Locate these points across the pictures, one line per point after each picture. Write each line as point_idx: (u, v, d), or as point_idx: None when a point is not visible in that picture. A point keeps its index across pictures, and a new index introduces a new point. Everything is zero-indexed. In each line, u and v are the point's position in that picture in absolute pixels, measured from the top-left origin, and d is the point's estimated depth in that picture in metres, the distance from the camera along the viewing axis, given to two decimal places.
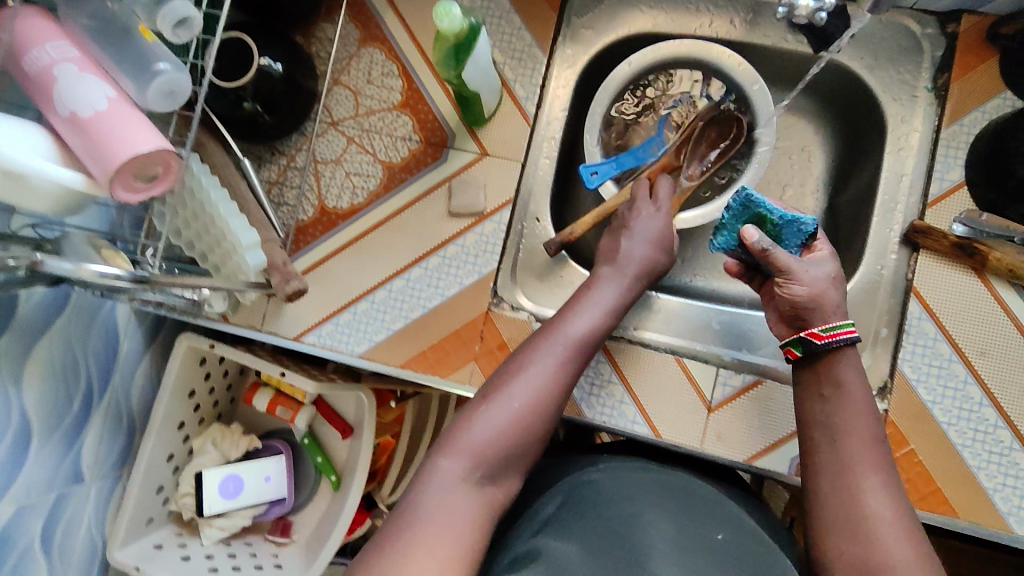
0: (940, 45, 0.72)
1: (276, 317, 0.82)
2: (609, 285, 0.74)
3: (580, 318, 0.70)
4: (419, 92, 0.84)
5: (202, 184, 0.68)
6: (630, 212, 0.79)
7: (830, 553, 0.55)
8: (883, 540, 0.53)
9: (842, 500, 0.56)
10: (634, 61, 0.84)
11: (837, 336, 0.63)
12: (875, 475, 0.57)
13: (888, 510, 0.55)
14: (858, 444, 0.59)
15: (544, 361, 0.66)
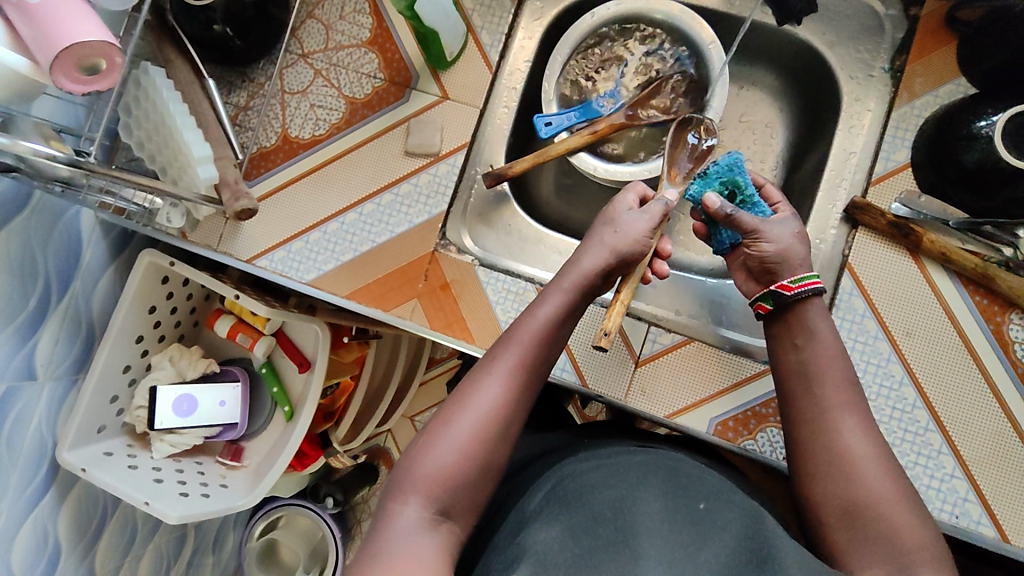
0: (902, 28, 0.76)
1: (232, 238, 0.80)
2: (576, 266, 0.62)
3: (540, 310, 0.60)
4: (388, 31, 0.81)
5: (162, 97, 0.72)
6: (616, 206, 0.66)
7: (811, 491, 0.57)
8: (868, 479, 0.55)
9: (823, 441, 0.57)
10: (597, 13, 0.78)
11: (809, 286, 0.61)
12: (853, 417, 0.58)
13: (869, 450, 0.56)
14: (836, 384, 0.59)
15: (499, 371, 0.57)
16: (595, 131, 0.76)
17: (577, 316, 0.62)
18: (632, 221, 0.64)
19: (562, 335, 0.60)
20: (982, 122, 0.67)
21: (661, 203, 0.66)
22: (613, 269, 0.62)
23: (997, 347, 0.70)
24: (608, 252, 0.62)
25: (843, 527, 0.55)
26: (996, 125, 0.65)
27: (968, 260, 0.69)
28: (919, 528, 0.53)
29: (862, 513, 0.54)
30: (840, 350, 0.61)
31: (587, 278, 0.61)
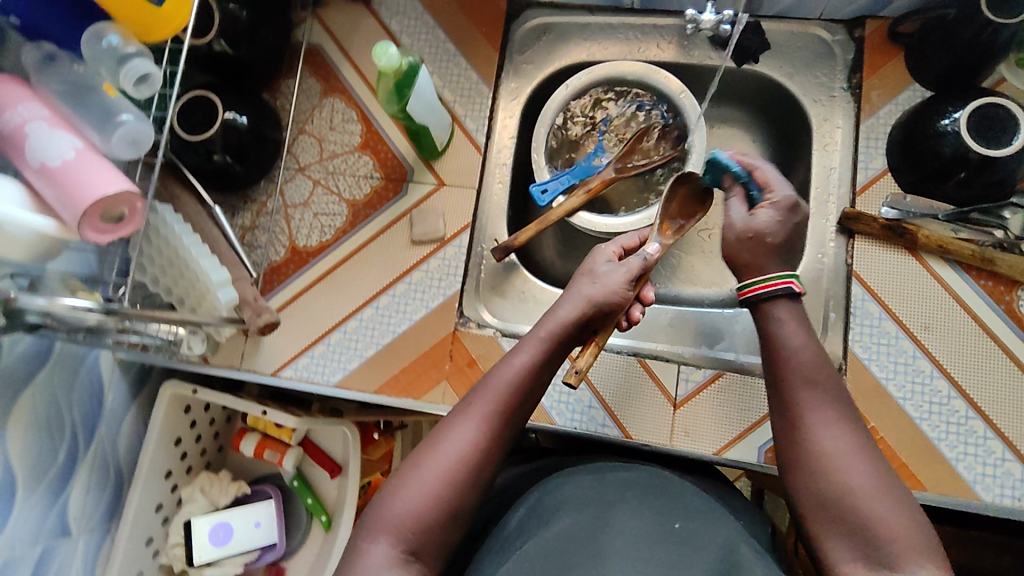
0: (850, 49, 0.82)
1: (254, 354, 0.80)
2: (551, 317, 0.65)
3: (516, 360, 0.62)
4: (378, 134, 0.86)
5: (174, 231, 0.72)
6: (594, 257, 0.70)
7: (792, 491, 0.56)
8: (846, 473, 0.54)
9: (801, 439, 0.57)
10: (572, 84, 0.83)
11: (756, 291, 0.63)
12: (828, 412, 0.57)
13: (843, 443, 0.56)
14: (812, 386, 0.59)
15: (472, 417, 0.59)
16: (590, 188, 0.79)
17: (552, 367, 0.64)
18: (605, 273, 0.67)
19: (536, 385, 0.63)
20: (945, 121, 0.71)
21: (640, 257, 0.68)
22: (585, 319, 0.65)
23: (1014, 325, 0.72)
24: (584, 302, 0.65)
25: (824, 524, 0.54)
26: (959, 121, 0.70)
27: (963, 247, 0.73)
28: (901, 517, 0.52)
29: (842, 509, 0.53)
30: (812, 344, 0.60)
31: (562, 329, 0.64)
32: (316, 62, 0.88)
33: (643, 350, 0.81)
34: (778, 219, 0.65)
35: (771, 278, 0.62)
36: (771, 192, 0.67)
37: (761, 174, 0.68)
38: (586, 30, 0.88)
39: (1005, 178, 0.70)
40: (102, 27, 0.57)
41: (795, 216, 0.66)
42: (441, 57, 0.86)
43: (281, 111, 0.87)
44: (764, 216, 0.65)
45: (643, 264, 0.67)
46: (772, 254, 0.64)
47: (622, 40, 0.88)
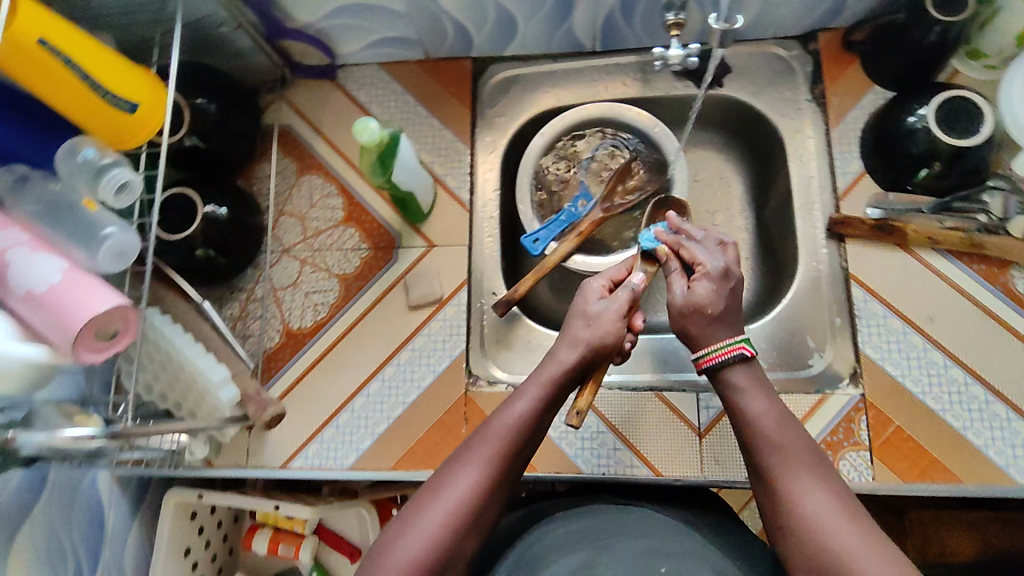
0: (808, 62, 0.84)
1: (260, 449, 0.77)
2: (553, 360, 0.63)
3: (519, 404, 0.60)
4: (360, 205, 0.86)
5: (166, 334, 0.69)
6: (586, 294, 0.69)
7: (788, 565, 0.54)
8: (829, 535, 0.51)
9: (781, 508, 0.55)
10: (547, 132, 0.85)
11: (720, 359, 0.63)
12: (803, 474, 0.55)
13: (823, 504, 0.53)
14: (785, 447, 0.57)
15: (474, 463, 0.57)
16: (580, 232, 0.80)
17: (553, 411, 0.63)
18: (599, 309, 0.66)
19: (538, 431, 0.61)
20: (913, 117, 0.73)
21: (628, 289, 0.67)
22: (583, 358, 0.64)
23: (1013, 304, 0.73)
24: (580, 344, 0.64)
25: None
26: (926, 117, 0.72)
27: (953, 236, 0.74)
28: (896, 574, 0.48)
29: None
30: (775, 407, 0.60)
31: (563, 372, 0.63)
32: (289, 142, 0.89)
33: (658, 383, 0.79)
34: (715, 289, 0.65)
35: (726, 347, 0.63)
36: (703, 266, 0.68)
37: (691, 252, 0.69)
38: (551, 77, 0.90)
39: (978, 164, 0.73)
40: (77, 143, 0.58)
41: (730, 284, 0.66)
42: (415, 122, 0.88)
43: (259, 196, 0.87)
44: (702, 287, 0.66)
45: (631, 295, 0.66)
46: (716, 324, 0.64)
47: (588, 82, 0.89)
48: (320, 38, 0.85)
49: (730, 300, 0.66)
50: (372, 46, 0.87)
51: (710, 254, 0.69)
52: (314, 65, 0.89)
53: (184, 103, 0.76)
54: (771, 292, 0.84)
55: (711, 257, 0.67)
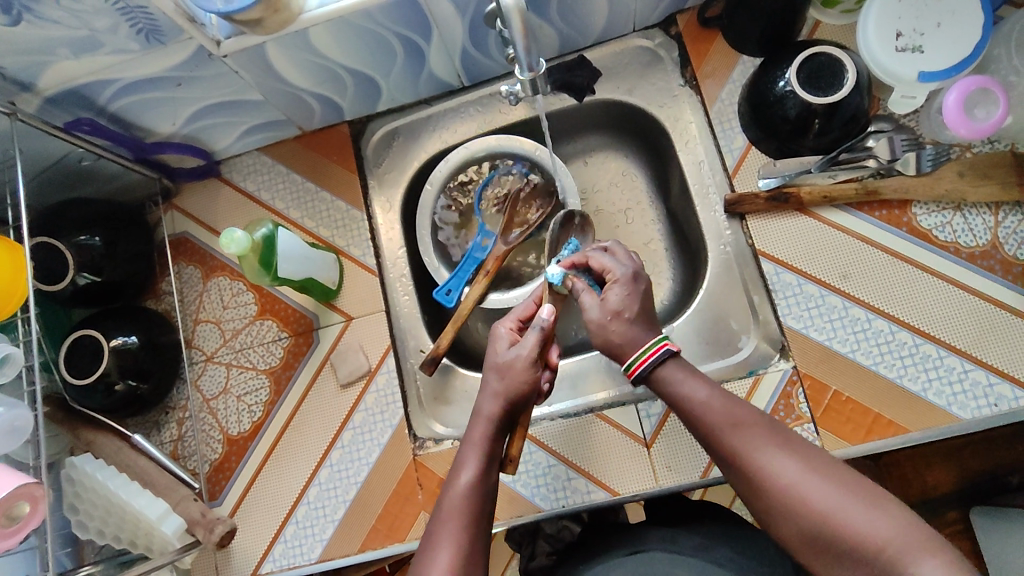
0: (673, 46, 0.83)
1: (226, 563, 0.79)
2: (479, 418, 0.65)
3: (463, 474, 0.62)
4: (271, 295, 0.86)
5: (99, 478, 0.74)
6: (495, 347, 0.69)
7: (783, 539, 0.54)
8: (811, 498, 0.52)
9: (757, 486, 0.55)
10: (434, 179, 0.85)
11: (647, 362, 0.61)
12: (767, 444, 0.56)
13: (794, 470, 0.54)
14: (739, 431, 0.57)
15: (446, 544, 0.58)
16: (487, 271, 0.81)
17: (496, 466, 0.64)
18: (511, 360, 0.66)
19: (489, 492, 0.62)
20: (780, 83, 0.72)
21: (537, 328, 0.68)
22: (505, 410, 0.66)
23: (922, 242, 0.72)
24: (497, 397, 0.66)
25: (825, 559, 0.52)
26: (791, 81, 0.71)
27: (847, 190, 0.73)
28: (882, 517, 0.50)
29: (829, 541, 0.51)
30: (715, 389, 0.60)
31: (492, 427, 0.65)
32: (186, 247, 0.89)
33: (598, 403, 0.80)
34: (628, 291, 0.66)
35: (652, 346, 0.62)
36: (611, 273, 0.68)
37: (597, 262, 0.70)
38: (430, 122, 0.89)
39: (855, 113, 0.72)
40: None
41: (640, 286, 0.67)
42: (305, 199, 0.87)
43: (171, 314, 0.87)
44: (615, 295, 0.66)
45: (541, 334, 0.67)
46: (635, 326, 0.64)
47: (466, 118, 0.89)
48: (191, 144, 0.84)
49: (642, 301, 0.66)
50: (245, 136, 0.86)
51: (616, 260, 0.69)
52: (193, 167, 0.88)
53: (63, 246, 0.76)
54: (691, 278, 0.84)
55: (617, 264, 0.68)
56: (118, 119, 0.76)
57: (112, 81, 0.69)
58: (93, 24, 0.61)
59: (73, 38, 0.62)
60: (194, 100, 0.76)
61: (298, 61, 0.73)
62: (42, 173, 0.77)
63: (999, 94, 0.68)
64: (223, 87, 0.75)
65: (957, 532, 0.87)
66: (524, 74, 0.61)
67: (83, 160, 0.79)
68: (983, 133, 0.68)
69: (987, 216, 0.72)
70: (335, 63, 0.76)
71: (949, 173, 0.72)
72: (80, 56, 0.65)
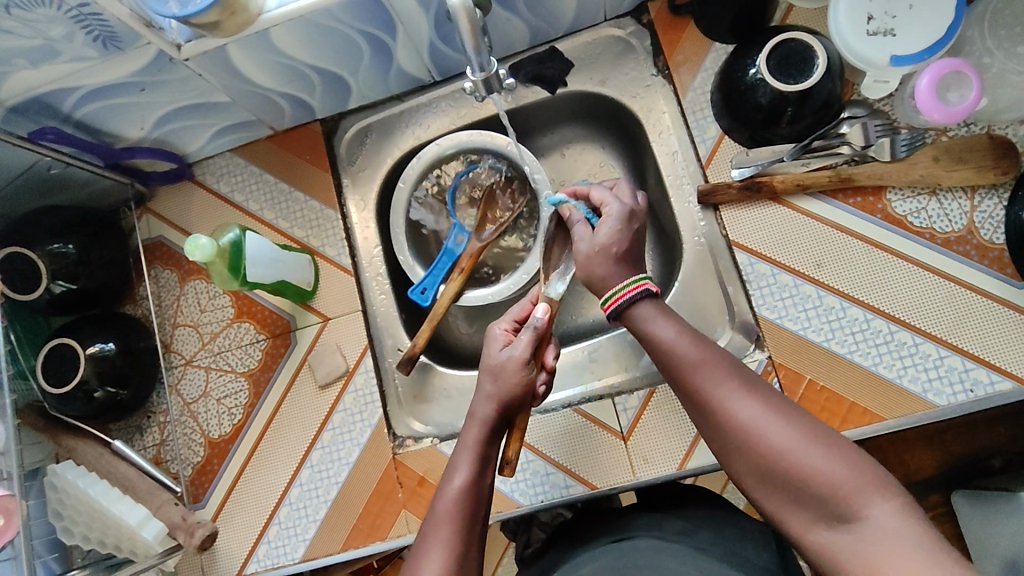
0: (645, 35, 0.82)
1: (211, 565, 0.79)
2: (473, 421, 0.65)
3: (456, 476, 0.62)
4: (248, 297, 0.86)
5: (78, 485, 0.74)
6: (489, 348, 0.69)
7: (738, 474, 0.55)
8: (769, 437, 0.52)
9: (719, 424, 0.55)
10: (408, 176, 0.85)
11: (622, 299, 0.61)
12: (732, 383, 0.55)
13: (756, 410, 0.54)
14: (706, 370, 0.57)
15: (439, 540, 0.58)
16: (462, 268, 0.81)
17: (490, 468, 0.64)
18: (503, 361, 0.66)
19: (484, 493, 0.62)
20: (751, 71, 0.71)
21: (530, 329, 0.67)
22: (500, 412, 0.65)
23: (897, 229, 0.72)
24: (492, 400, 0.65)
25: (777, 498, 0.52)
26: (761, 69, 0.70)
27: (820, 177, 0.73)
28: (836, 460, 0.51)
29: (783, 479, 0.52)
30: (685, 329, 0.59)
31: (486, 430, 0.65)
32: (163, 251, 0.88)
33: (576, 398, 0.80)
34: (619, 229, 0.65)
35: (631, 284, 0.61)
36: (606, 208, 0.67)
37: (596, 196, 0.69)
38: (403, 118, 0.89)
39: (828, 98, 0.71)
40: None
41: (634, 224, 0.66)
42: (279, 200, 0.86)
43: (148, 318, 0.86)
44: (606, 228, 0.65)
45: (533, 334, 0.67)
46: (622, 262, 0.63)
47: (439, 114, 0.88)
48: (161, 148, 0.84)
49: (635, 239, 0.66)
50: (216, 138, 0.85)
51: (614, 197, 0.68)
52: (165, 170, 0.87)
53: (36, 256, 0.76)
54: (668, 270, 0.84)
55: (614, 199, 0.67)
56: (84, 126, 0.75)
57: (73, 88, 0.69)
58: (47, 33, 0.60)
59: (29, 47, 0.61)
60: (159, 105, 0.76)
61: (262, 63, 0.73)
62: (13, 182, 0.77)
63: (971, 76, 0.67)
64: (187, 91, 0.74)
65: (940, 515, 0.87)
66: (476, 74, 0.61)
67: (52, 168, 0.78)
68: (957, 116, 0.68)
69: (962, 200, 0.71)
70: (300, 63, 0.75)
71: (924, 158, 0.71)
72: (38, 66, 0.64)
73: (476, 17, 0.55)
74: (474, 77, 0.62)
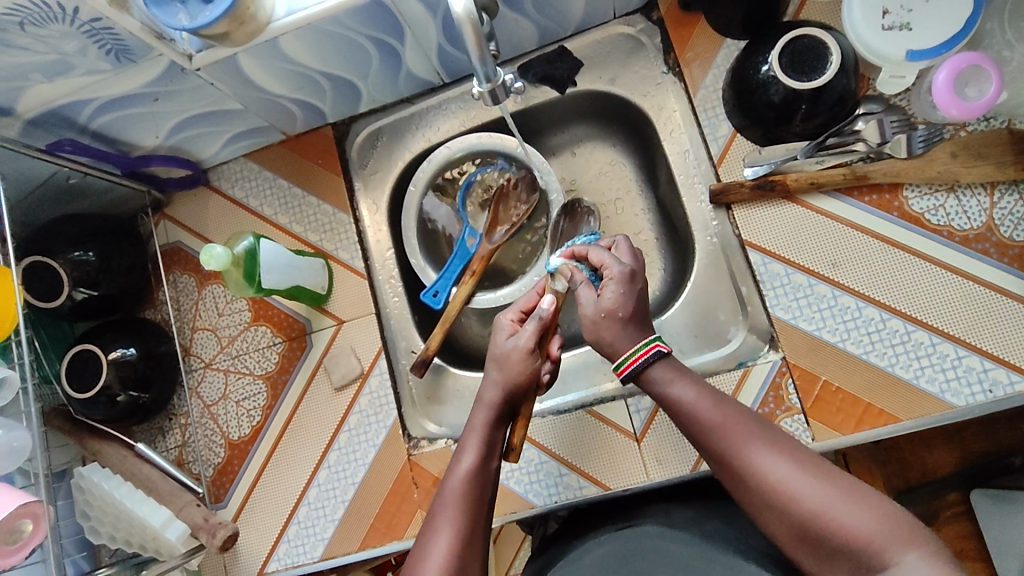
0: (656, 32, 0.81)
1: (234, 563, 0.81)
2: (480, 405, 0.66)
3: (463, 460, 0.63)
4: (264, 301, 0.87)
5: (103, 487, 0.76)
6: (497, 337, 0.69)
7: (770, 534, 0.54)
8: (797, 497, 0.52)
9: (747, 486, 0.54)
10: (419, 180, 0.85)
11: (634, 364, 0.60)
12: (752, 444, 0.55)
13: (783, 467, 0.53)
14: (724, 431, 0.56)
15: (445, 524, 0.59)
16: (474, 271, 0.82)
17: (497, 453, 0.65)
18: (508, 350, 0.66)
19: (491, 478, 0.63)
20: (763, 68, 0.70)
21: (535, 319, 0.67)
22: (506, 399, 0.66)
23: (914, 227, 0.70)
24: (498, 387, 0.66)
25: (812, 555, 0.52)
26: (774, 65, 0.69)
27: (835, 175, 0.72)
28: (864, 513, 0.50)
29: (817, 536, 0.51)
30: (702, 390, 0.59)
31: (491, 416, 0.65)
32: (179, 255, 0.90)
33: (589, 400, 0.80)
34: (625, 292, 0.62)
35: (641, 348, 0.60)
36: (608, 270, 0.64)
37: (593, 257, 0.67)
38: (414, 121, 0.89)
39: (842, 95, 0.70)
40: None
41: (637, 284, 0.63)
42: (292, 204, 0.87)
43: (168, 322, 0.88)
44: (610, 292, 0.62)
45: (538, 325, 0.66)
46: (630, 326, 0.61)
47: (449, 116, 0.89)
48: (177, 155, 0.85)
49: (638, 300, 0.63)
50: (229, 144, 0.86)
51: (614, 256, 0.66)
52: (181, 177, 0.89)
53: (57, 264, 0.77)
54: (681, 269, 0.83)
55: (614, 261, 0.64)
56: (101, 136, 0.77)
57: (89, 100, 0.70)
58: (62, 48, 0.61)
59: (45, 62, 0.63)
60: (173, 113, 0.76)
61: (273, 71, 0.73)
62: (34, 191, 0.79)
63: (991, 70, 0.66)
64: (200, 100, 0.75)
65: (959, 513, 0.86)
66: (482, 85, 0.61)
67: (71, 178, 0.80)
68: (976, 112, 0.67)
69: (981, 197, 0.69)
70: (311, 69, 0.75)
71: (942, 154, 0.69)
72: (54, 79, 0.65)
73: (481, 27, 0.55)
74: (480, 89, 0.62)
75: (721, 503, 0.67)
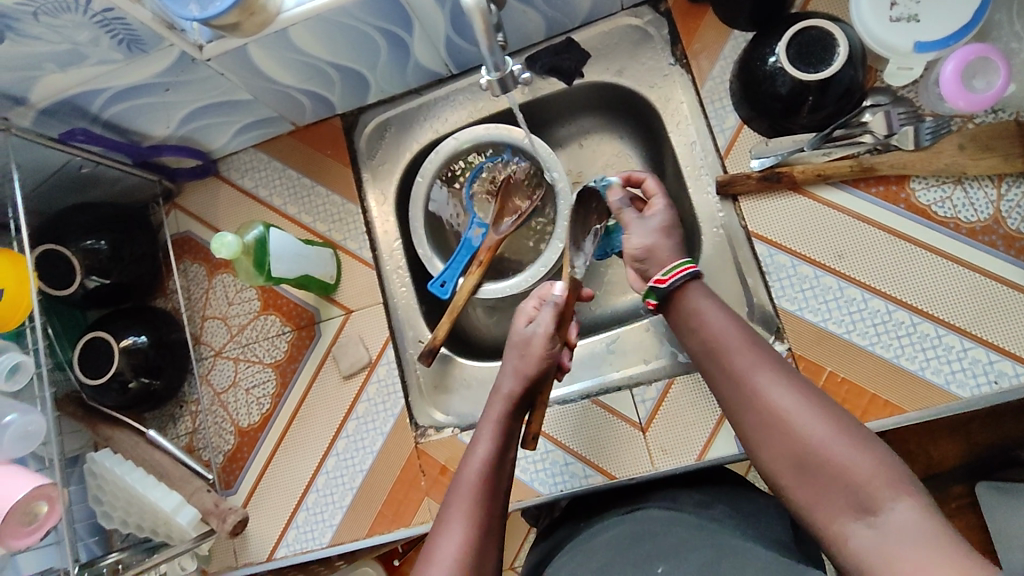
0: (663, 23, 0.81)
1: (244, 548, 0.82)
2: (497, 398, 0.67)
3: (480, 449, 0.63)
4: (273, 291, 0.88)
5: (114, 473, 0.78)
6: (517, 325, 0.72)
7: (764, 463, 0.55)
8: (798, 426, 0.53)
9: (751, 410, 0.56)
10: (426, 171, 0.86)
11: (681, 273, 0.64)
12: (766, 371, 0.57)
13: (791, 397, 0.55)
14: (740, 355, 0.59)
15: (459, 514, 0.59)
16: (481, 261, 0.83)
17: (513, 444, 0.66)
18: (529, 336, 0.69)
19: (506, 468, 0.64)
20: (771, 59, 0.70)
21: (551, 304, 0.70)
22: (524, 389, 0.67)
23: (921, 219, 0.71)
24: (515, 376, 0.67)
25: (801, 488, 0.52)
26: (781, 57, 0.69)
27: (841, 166, 0.72)
28: (863, 452, 0.51)
29: (810, 468, 0.52)
30: (729, 319, 0.62)
31: (509, 407, 0.66)
32: (189, 244, 0.91)
33: (595, 389, 0.81)
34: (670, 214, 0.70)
35: (684, 263, 0.65)
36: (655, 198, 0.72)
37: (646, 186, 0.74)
38: (421, 112, 0.90)
39: (849, 86, 0.70)
40: None
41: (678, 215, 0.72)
42: (301, 194, 0.88)
43: (178, 311, 0.89)
44: (660, 213, 0.70)
45: (555, 309, 0.69)
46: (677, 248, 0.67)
47: (456, 107, 0.89)
48: (187, 145, 0.86)
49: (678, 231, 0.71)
50: (239, 135, 0.87)
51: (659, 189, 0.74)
52: (191, 167, 0.89)
53: (70, 252, 0.78)
54: None
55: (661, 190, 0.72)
56: (112, 126, 0.78)
57: (101, 90, 0.71)
58: (74, 38, 0.62)
59: (58, 52, 0.63)
60: (184, 104, 0.77)
61: (283, 61, 0.74)
62: (47, 180, 0.80)
63: (999, 62, 0.66)
64: (210, 90, 0.76)
65: (963, 506, 0.87)
66: (492, 74, 0.61)
67: (83, 167, 0.81)
68: (984, 104, 0.67)
69: (988, 189, 0.69)
70: (319, 60, 0.76)
71: (949, 146, 0.69)
72: (67, 69, 0.66)
73: (489, 16, 0.55)
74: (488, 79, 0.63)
75: (726, 492, 0.68)
